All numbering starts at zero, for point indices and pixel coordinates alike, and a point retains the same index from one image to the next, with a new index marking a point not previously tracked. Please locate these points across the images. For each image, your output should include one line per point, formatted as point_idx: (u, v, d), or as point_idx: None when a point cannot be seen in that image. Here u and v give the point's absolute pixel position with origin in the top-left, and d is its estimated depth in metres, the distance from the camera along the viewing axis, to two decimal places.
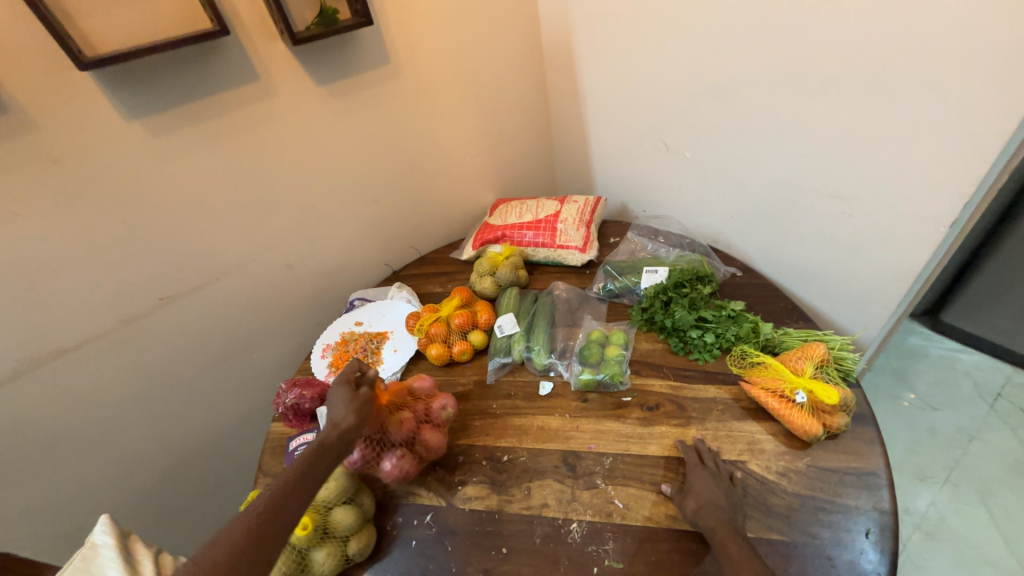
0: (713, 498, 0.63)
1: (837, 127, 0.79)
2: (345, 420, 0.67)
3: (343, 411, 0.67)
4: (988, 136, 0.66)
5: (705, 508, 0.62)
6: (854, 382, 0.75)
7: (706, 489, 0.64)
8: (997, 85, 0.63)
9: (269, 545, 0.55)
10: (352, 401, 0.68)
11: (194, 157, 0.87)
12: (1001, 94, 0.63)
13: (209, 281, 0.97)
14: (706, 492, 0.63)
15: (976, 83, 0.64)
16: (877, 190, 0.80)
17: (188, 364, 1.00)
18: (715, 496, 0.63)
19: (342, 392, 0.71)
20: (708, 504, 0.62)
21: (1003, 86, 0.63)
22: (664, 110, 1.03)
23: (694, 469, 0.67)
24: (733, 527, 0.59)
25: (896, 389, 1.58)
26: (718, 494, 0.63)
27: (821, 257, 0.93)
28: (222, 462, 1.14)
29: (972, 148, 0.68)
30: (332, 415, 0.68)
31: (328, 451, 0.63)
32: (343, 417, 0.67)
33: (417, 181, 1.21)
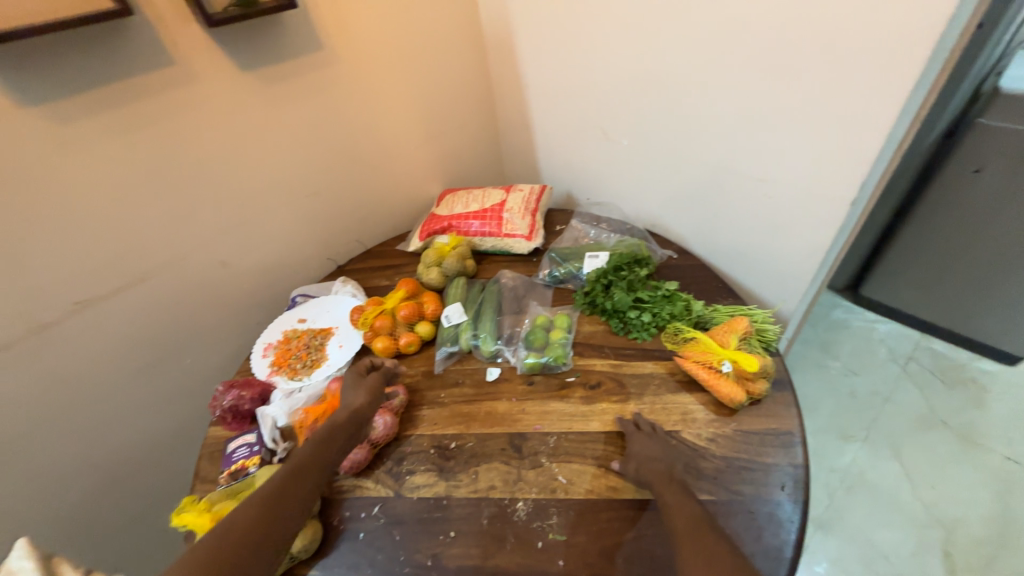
0: (655, 455, 0.68)
1: (752, 115, 0.84)
2: (358, 401, 0.76)
3: (354, 394, 0.78)
4: (877, 122, 0.72)
5: (648, 464, 0.67)
6: (776, 352, 0.81)
7: (651, 448, 0.69)
8: (883, 76, 0.69)
9: (272, 526, 0.59)
10: (360, 386, 0.79)
11: (105, 149, 0.80)
12: (884, 83, 0.69)
13: (132, 282, 0.91)
14: (649, 450, 0.68)
15: (866, 73, 0.70)
16: (789, 174, 0.86)
17: (113, 373, 0.93)
18: (654, 454, 0.68)
19: (352, 378, 0.81)
20: (650, 460, 0.67)
21: (889, 76, 0.68)
22: (601, 99, 1.06)
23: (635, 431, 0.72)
24: (671, 477, 0.64)
25: (823, 359, 1.73)
26: (658, 448, 0.69)
27: (746, 239, 0.99)
28: (160, 474, 1.08)
29: (867, 134, 0.74)
30: (345, 399, 0.77)
31: (337, 432, 0.72)
32: (355, 399, 0.77)
33: (359, 172, 1.18)
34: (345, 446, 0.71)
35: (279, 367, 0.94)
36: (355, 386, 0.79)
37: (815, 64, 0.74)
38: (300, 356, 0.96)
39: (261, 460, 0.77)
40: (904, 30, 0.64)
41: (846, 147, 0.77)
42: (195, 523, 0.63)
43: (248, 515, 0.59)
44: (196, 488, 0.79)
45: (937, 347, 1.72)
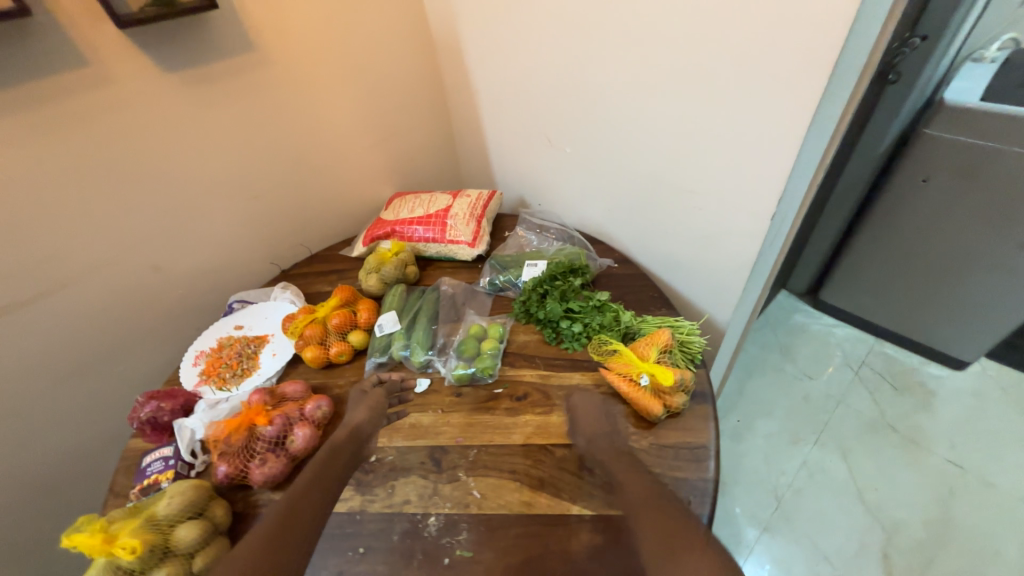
0: (598, 426, 0.71)
1: (680, 127, 0.85)
2: (359, 417, 0.74)
3: (355, 410, 0.76)
4: (789, 139, 0.73)
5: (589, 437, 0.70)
6: (700, 364, 0.82)
7: (593, 419, 0.72)
8: (792, 93, 0.69)
9: (296, 528, 0.54)
10: (365, 402, 0.77)
11: (12, 153, 0.76)
12: (797, 100, 0.69)
13: (52, 290, 0.87)
14: (592, 422, 0.71)
15: (779, 90, 0.70)
16: (716, 187, 0.86)
17: (34, 383, 0.89)
18: (596, 425, 0.71)
19: (357, 395, 0.80)
20: (591, 433, 0.70)
21: (800, 95, 0.68)
22: (544, 107, 1.06)
23: (581, 401, 0.75)
24: (619, 451, 0.66)
25: (779, 363, 1.75)
26: (598, 416, 0.72)
27: (684, 250, 1.00)
28: (90, 487, 1.04)
29: (779, 151, 0.75)
30: (348, 416, 0.75)
31: (347, 449, 0.69)
32: (356, 416, 0.75)
33: (302, 176, 1.16)
34: (349, 461, 0.68)
35: (208, 376, 0.91)
36: (357, 402, 0.77)
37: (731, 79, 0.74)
38: (230, 365, 0.93)
39: (175, 475, 0.76)
40: (808, 50, 0.64)
41: (763, 163, 0.78)
42: (87, 545, 0.58)
43: (273, 521, 0.54)
44: (108, 504, 0.76)
45: (890, 351, 1.75)
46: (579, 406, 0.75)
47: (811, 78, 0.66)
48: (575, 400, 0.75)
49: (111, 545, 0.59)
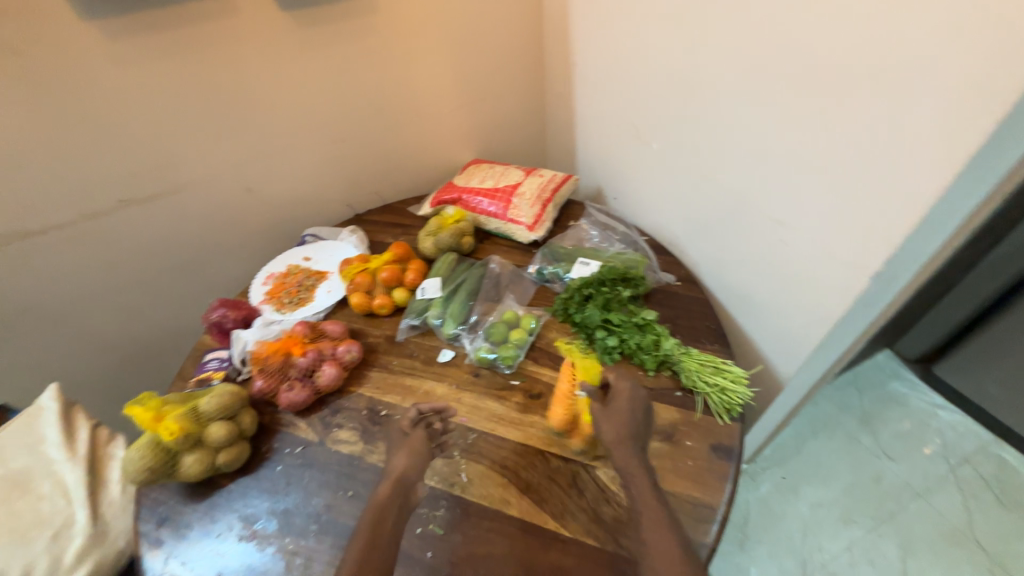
0: (629, 422, 0.64)
1: (785, 144, 0.72)
2: (401, 467, 0.64)
3: (396, 457, 0.65)
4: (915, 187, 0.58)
5: (613, 429, 0.64)
6: (737, 418, 0.73)
7: (625, 411, 0.65)
8: (934, 126, 0.54)
9: None
10: (407, 447, 0.66)
11: (147, 69, 0.88)
12: (942, 139, 0.54)
13: (166, 192, 1.02)
14: (620, 415, 0.65)
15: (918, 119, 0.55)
16: (809, 223, 0.73)
17: (145, 267, 1.07)
18: (625, 421, 0.64)
19: (398, 435, 0.68)
20: (618, 428, 0.63)
21: (948, 131, 0.53)
22: (642, 94, 0.96)
23: (620, 387, 0.68)
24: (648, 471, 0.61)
25: (855, 431, 1.52)
26: (632, 413, 0.65)
27: (759, 288, 0.87)
28: (176, 361, 1.24)
29: (895, 197, 0.60)
30: (389, 465, 0.65)
31: (396, 505, 0.60)
32: (399, 464, 0.64)
33: (389, 127, 1.19)
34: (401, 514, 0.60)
35: (271, 297, 1.02)
36: (399, 446, 0.67)
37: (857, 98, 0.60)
38: (290, 293, 1.02)
39: (225, 376, 0.87)
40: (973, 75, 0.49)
41: (870, 207, 0.64)
42: (141, 417, 0.70)
43: None
44: (174, 383, 0.90)
45: (1006, 457, 1.44)
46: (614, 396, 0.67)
47: (967, 113, 0.51)
48: (613, 384, 0.68)
49: (157, 424, 0.70)
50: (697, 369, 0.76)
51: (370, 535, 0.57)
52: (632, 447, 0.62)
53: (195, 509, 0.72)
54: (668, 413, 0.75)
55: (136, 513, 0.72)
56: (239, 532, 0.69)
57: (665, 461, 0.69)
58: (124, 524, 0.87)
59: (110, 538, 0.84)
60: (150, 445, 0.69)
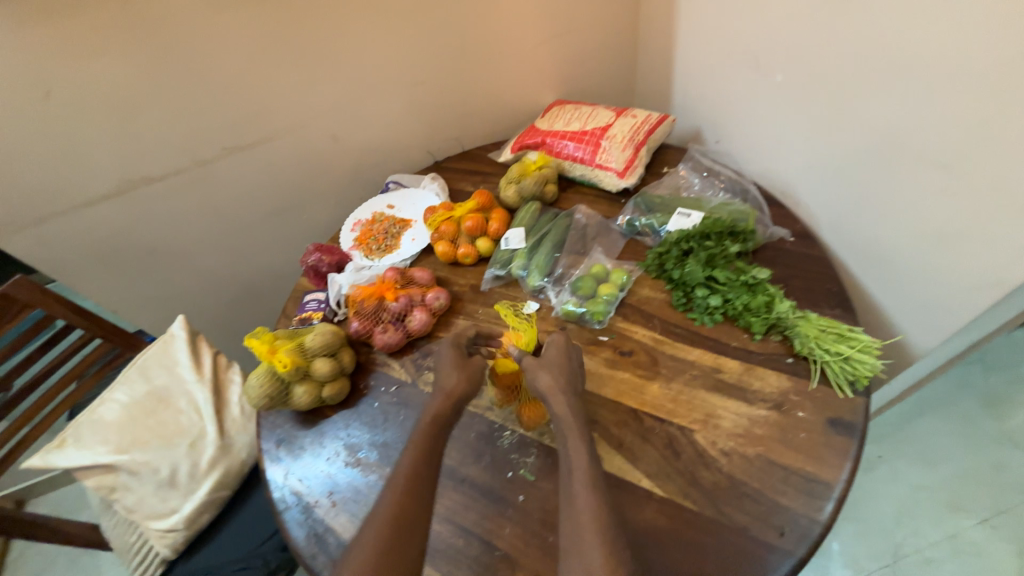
0: (562, 372, 0.67)
1: (985, 63, 0.58)
2: (455, 383, 0.68)
3: (451, 376, 0.69)
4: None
5: (548, 375, 0.66)
6: (862, 391, 0.66)
7: (557, 361, 0.68)
8: None
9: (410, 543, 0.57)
10: (461, 368, 0.70)
11: (245, 10, 0.89)
12: None
13: (263, 139, 1.05)
14: (556, 365, 0.67)
15: None
16: (997, 166, 0.61)
17: (247, 212, 1.13)
18: (561, 371, 0.67)
19: (452, 353, 0.72)
20: (553, 374, 0.66)
21: None
22: (769, 14, 0.82)
23: (554, 342, 0.71)
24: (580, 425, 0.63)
25: (977, 414, 1.33)
26: (564, 364, 0.68)
27: (901, 243, 0.76)
28: (274, 301, 1.34)
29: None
30: (439, 380, 0.70)
31: (444, 421, 0.66)
32: (450, 380, 0.69)
33: (470, 66, 1.13)
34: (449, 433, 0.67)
35: (359, 243, 1.04)
36: (453, 366, 0.70)
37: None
38: (377, 239, 1.04)
39: (323, 316, 0.92)
40: None
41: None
42: (258, 348, 0.75)
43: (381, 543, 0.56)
44: (280, 321, 0.97)
45: None
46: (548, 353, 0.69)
47: None
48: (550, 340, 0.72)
49: (272, 355, 0.76)
50: (817, 335, 0.69)
51: (423, 453, 0.63)
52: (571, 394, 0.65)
53: (305, 435, 0.79)
54: (776, 380, 0.69)
55: (257, 433, 0.81)
56: (345, 459, 0.75)
57: (773, 431, 0.64)
58: (245, 440, 0.99)
59: (235, 450, 0.97)
60: (267, 375, 0.76)
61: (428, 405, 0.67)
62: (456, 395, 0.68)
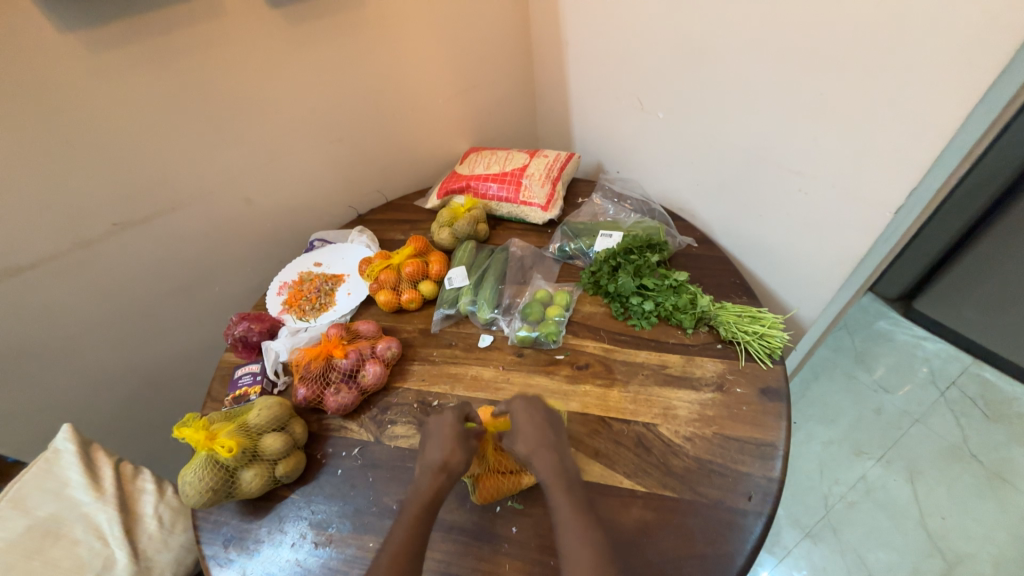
0: (536, 435, 0.66)
1: (803, 97, 0.77)
2: (454, 462, 0.64)
3: (447, 451, 0.65)
4: (936, 123, 0.65)
5: (526, 445, 0.65)
6: (778, 360, 0.78)
7: (530, 424, 0.67)
8: (951, 64, 0.61)
9: None
10: (459, 443, 0.66)
11: (136, 77, 0.82)
12: (951, 73, 0.61)
13: (165, 210, 0.96)
14: (528, 432, 0.66)
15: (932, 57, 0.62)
16: (833, 170, 0.79)
17: (147, 292, 1.00)
18: (536, 435, 0.66)
19: (445, 427, 0.68)
20: (531, 440, 0.65)
21: (961, 65, 0.60)
22: (643, 66, 0.99)
23: (519, 408, 0.69)
24: (566, 479, 0.62)
25: (853, 369, 1.61)
26: (538, 427, 0.67)
27: (777, 236, 0.94)
28: (185, 387, 1.18)
29: (918, 135, 0.67)
30: (434, 456, 0.65)
31: (434, 497, 0.62)
32: (449, 456, 0.65)
33: (385, 121, 1.17)
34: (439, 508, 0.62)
35: (290, 306, 0.98)
36: (445, 439, 0.66)
37: (878, 48, 0.66)
38: (310, 299, 0.99)
39: (262, 390, 0.84)
40: (992, 11, 0.55)
41: (889, 148, 0.71)
42: (193, 438, 0.66)
43: None
44: (206, 406, 0.86)
45: (989, 377, 1.54)
46: (521, 420, 0.68)
47: (983, 52, 0.58)
48: (510, 407, 0.70)
49: (211, 441, 0.67)
50: (735, 320, 0.81)
51: (416, 525, 0.60)
52: (551, 455, 0.64)
53: (260, 524, 0.70)
54: (713, 364, 0.78)
55: (198, 538, 0.70)
56: (313, 540, 0.68)
57: (721, 409, 0.73)
58: (168, 557, 0.81)
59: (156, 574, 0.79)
60: (207, 465, 0.67)
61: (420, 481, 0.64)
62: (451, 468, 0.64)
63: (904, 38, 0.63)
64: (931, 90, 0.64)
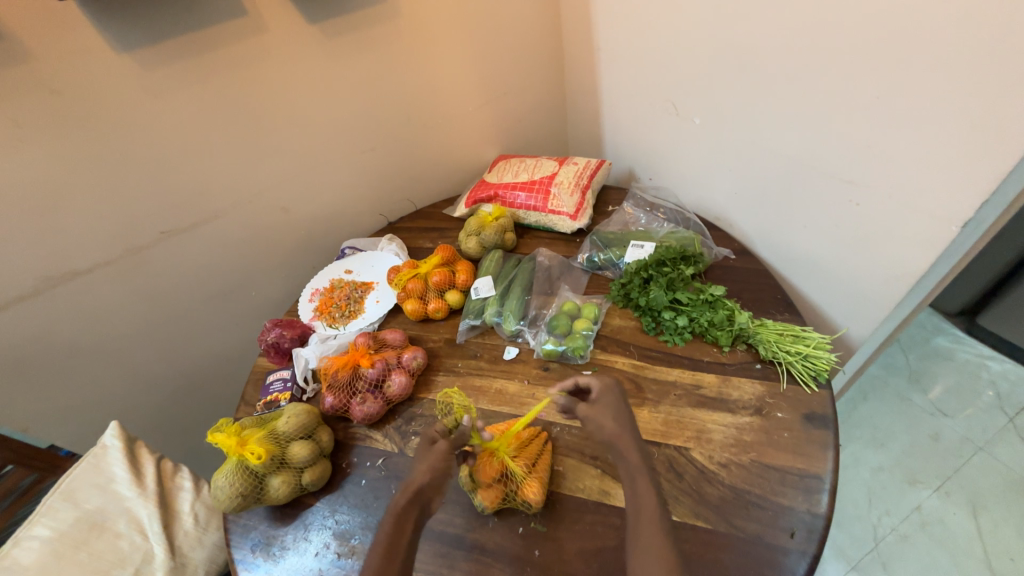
0: (621, 421, 0.63)
1: (857, 101, 0.72)
2: (421, 480, 0.61)
3: (416, 468, 0.63)
4: (1012, 130, 0.59)
5: (612, 429, 0.62)
6: (823, 384, 0.73)
7: (611, 408, 0.65)
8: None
9: None
10: (427, 458, 0.64)
11: (183, 93, 0.86)
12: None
13: (208, 218, 0.99)
14: (612, 411, 0.64)
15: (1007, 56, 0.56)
16: (890, 178, 0.73)
17: (190, 296, 1.04)
18: (620, 420, 0.63)
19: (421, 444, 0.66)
20: (613, 423, 0.62)
21: None
22: (679, 71, 0.96)
23: (604, 394, 0.66)
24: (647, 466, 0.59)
25: (906, 390, 1.49)
26: (620, 408, 0.65)
27: (823, 249, 0.89)
28: (223, 388, 1.22)
29: (991, 141, 0.61)
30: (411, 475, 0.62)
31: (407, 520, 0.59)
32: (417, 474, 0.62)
33: (416, 130, 1.18)
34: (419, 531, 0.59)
35: (321, 313, 1.00)
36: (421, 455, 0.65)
37: (944, 47, 0.61)
38: (340, 307, 1.00)
39: (291, 396, 0.86)
40: None
41: (956, 155, 0.65)
42: (225, 444, 0.67)
43: None
44: (240, 409, 0.89)
45: None
46: (603, 403, 0.65)
47: None
48: (594, 389, 0.67)
49: (242, 448, 0.68)
50: (776, 340, 0.76)
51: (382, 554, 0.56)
52: (636, 444, 0.61)
53: (286, 531, 0.71)
54: (751, 387, 0.74)
55: (228, 540, 0.72)
56: (335, 550, 0.68)
57: (760, 435, 0.68)
58: (202, 554, 0.83)
59: (190, 570, 0.81)
60: (237, 471, 0.69)
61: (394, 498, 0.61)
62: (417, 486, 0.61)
63: (974, 33, 0.58)
64: (1005, 94, 0.58)
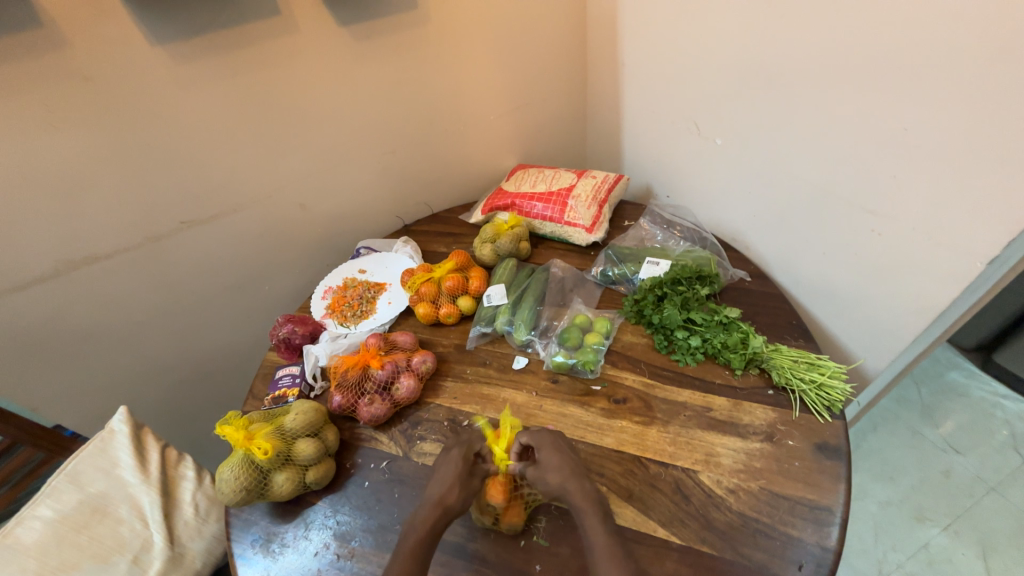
0: (568, 465, 0.65)
1: (883, 131, 0.72)
2: (450, 499, 0.64)
3: (448, 486, 0.65)
4: None
5: (557, 474, 0.64)
6: (837, 414, 0.72)
7: (556, 457, 0.66)
8: None
9: None
10: (461, 480, 0.65)
11: (213, 88, 0.88)
12: None
13: (228, 211, 1.01)
14: (556, 458, 0.66)
15: None
16: (913, 211, 0.73)
17: (205, 286, 1.06)
18: (565, 463, 0.65)
19: (455, 462, 0.68)
20: (562, 471, 0.64)
21: None
22: (703, 90, 0.97)
23: (544, 440, 0.68)
24: (598, 510, 0.61)
25: (919, 424, 1.46)
26: (565, 452, 0.67)
27: (841, 277, 0.88)
28: (231, 379, 1.23)
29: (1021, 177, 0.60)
30: (433, 491, 0.65)
31: (431, 537, 0.61)
32: (448, 492, 0.64)
33: (438, 136, 1.19)
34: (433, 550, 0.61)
35: (333, 311, 1.00)
36: (456, 474, 0.66)
37: (977, 80, 0.60)
38: (352, 306, 1.01)
39: (299, 392, 0.86)
40: None
41: (983, 191, 0.64)
42: (234, 437, 0.68)
43: None
44: (248, 402, 0.89)
45: None
46: (548, 450, 0.67)
47: None
48: (534, 439, 0.68)
49: (249, 442, 0.68)
50: (790, 366, 0.75)
51: (409, 560, 0.58)
52: (583, 485, 0.63)
53: (287, 528, 0.71)
54: (763, 412, 0.73)
55: (228, 534, 0.72)
56: (336, 551, 0.68)
57: (770, 463, 0.67)
58: (200, 546, 0.83)
59: (188, 561, 0.81)
60: (243, 465, 0.69)
61: (420, 514, 0.63)
62: (448, 506, 0.63)
63: (1007, 68, 0.57)
64: None
